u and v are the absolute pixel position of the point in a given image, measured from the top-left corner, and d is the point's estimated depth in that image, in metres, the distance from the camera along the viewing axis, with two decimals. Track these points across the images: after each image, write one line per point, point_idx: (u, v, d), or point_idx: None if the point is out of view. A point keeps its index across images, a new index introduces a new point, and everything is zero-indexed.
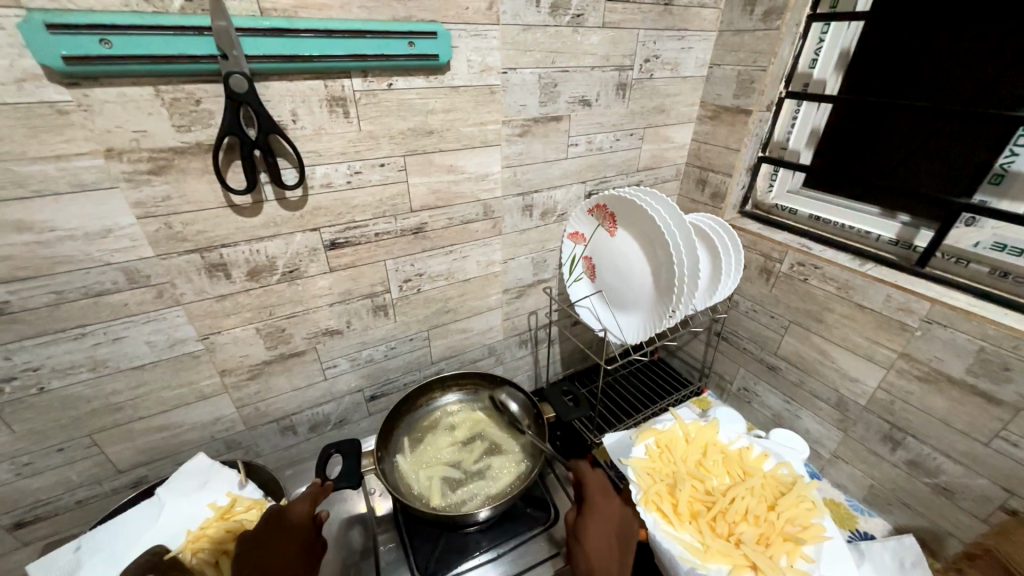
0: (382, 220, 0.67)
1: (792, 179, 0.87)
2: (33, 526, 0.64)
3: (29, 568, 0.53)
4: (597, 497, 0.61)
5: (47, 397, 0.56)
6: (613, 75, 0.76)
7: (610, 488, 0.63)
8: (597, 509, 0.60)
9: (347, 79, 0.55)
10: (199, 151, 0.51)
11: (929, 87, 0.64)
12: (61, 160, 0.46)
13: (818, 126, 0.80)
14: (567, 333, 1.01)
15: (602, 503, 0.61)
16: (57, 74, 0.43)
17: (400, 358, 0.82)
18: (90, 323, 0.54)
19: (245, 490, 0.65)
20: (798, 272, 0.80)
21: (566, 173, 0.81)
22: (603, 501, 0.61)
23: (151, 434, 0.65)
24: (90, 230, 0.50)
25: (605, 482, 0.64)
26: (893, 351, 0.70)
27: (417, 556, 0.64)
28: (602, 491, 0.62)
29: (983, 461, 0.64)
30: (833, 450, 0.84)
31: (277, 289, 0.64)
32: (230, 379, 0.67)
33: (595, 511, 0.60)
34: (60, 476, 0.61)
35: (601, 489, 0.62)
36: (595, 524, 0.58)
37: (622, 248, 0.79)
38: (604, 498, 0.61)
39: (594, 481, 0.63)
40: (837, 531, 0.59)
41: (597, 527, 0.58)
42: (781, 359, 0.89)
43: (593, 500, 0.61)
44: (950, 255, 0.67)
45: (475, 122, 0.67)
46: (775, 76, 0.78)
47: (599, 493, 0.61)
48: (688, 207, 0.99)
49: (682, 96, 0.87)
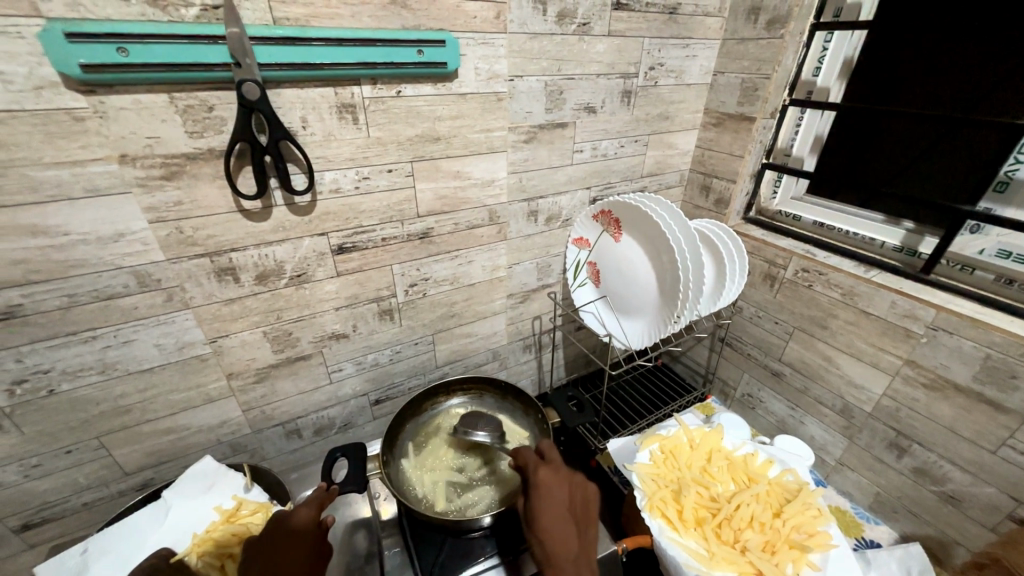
0: (389, 225, 0.67)
1: (795, 186, 0.87)
2: (39, 528, 0.64)
3: (38, 569, 0.53)
4: (539, 476, 0.58)
5: (57, 399, 0.56)
6: (618, 83, 0.77)
7: (554, 462, 0.61)
8: (540, 487, 0.57)
9: (356, 87, 0.56)
10: (211, 157, 0.52)
11: (931, 96, 0.65)
12: (77, 166, 0.46)
13: (822, 133, 0.81)
14: (571, 337, 1.01)
15: (546, 477, 0.58)
16: (74, 82, 0.43)
17: (405, 363, 0.83)
18: (101, 326, 0.55)
19: (250, 493, 0.65)
20: (803, 278, 0.80)
21: (571, 179, 0.82)
22: (546, 475, 0.58)
23: (158, 436, 0.65)
24: (103, 235, 0.50)
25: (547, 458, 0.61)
26: (899, 358, 0.70)
27: (422, 561, 0.63)
28: (542, 467, 0.59)
29: (990, 469, 0.63)
30: (839, 457, 0.84)
31: (284, 293, 0.65)
32: (236, 383, 0.68)
33: (540, 490, 0.57)
34: (67, 478, 0.62)
35: (540, 466, 0.60)
36: (541, 504, 0.55)
37: (627, 254, 0.79)
38: (547, 473, 0.58)
39: (534, 462, 0.60)
40: (844, 538, 0.59)
41: (544, 506, 0.55)
42: (785, 366, 0.89)
43: (536, 480, 0.58)
44: (955, 262, 0.67)
45: (482, 129, 0.68)
46: (779, 84, 0.79)
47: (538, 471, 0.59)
48: (692, 212, 0.99)
49: (686, 103, 0.87)
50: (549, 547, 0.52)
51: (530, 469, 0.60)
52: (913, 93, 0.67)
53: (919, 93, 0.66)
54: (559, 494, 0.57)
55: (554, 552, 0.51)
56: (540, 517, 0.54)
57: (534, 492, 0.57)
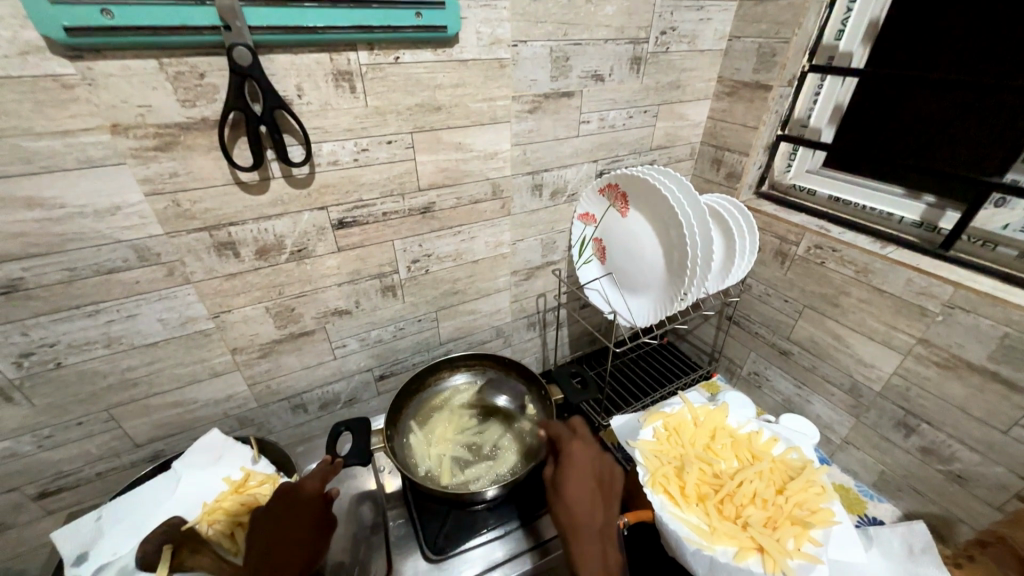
0: (389, 199, 0.66)
1: (811, 159, 0.84)
2: (57, 496, 0.66)
3: (54, 535, 0.55)
4: (570, 448, 0.59)
5: (64, 372, 0.57)
6: (628, 49, 0.73)
7: (586, 436, 0.61)
8: (571, 458, 0.58)
9: (352, 53, 0.54)
10: (204, 127, 0.50)
11: (961, 58, 0.61)
12: (68, 136, 0.45)
13: (842, 102, 0.77)
14: (576, 315, 1.01)
15: (578, 449, 0.59)
16: (60, 47, 0.42)
17: (408, 339, 0.82)
18: (104, 300, 0.55)
19: (258, 465, 0.67)
20: (815, 255, 0.78)
21: (577, 151, 0.79)
22: (578, 447, 0.59)
23: (166, 409, 0.66)
24: (99, 207, 0.50)
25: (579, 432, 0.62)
26: (911, 336, 0.68)
27: (426, 532, 0.64)
28: (574, 440, 0.60)
29: (1000, 449, 0.62)
30: (845, 436, 0.83)
31: (286, 268, 0.64)
32: (241, 358, 0.68)
33: (571, 460, 0.58)
34: (80, 449, 0.63)
35: (574, 438, 0.60)
36: (571, 474, 0.56)
37: (634, 230, 0.77)
38: (579, 445, 0.59)
39: (566, 434, 0.61)
40: (845, 515, 0.59)
41: (573, 476, 0.56)
42: (793, 344, 0.87)
43: (568, 451, 0.58)
44: (977, 238, 0.65)
45: (484, 98, 0.66)
46: (799, 48, 0.74)
47: (571, 443, 0.59)
48: (702, 187, 0.96)
49: (699, 71, 0.83)
50: (575, 517, 0.53)
51: (562, 440, 0.60)
52: (942, 56, 0.63)
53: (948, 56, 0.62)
54: (588, 467, 0.57)
55: (579, 522, 0.52)
56: (568, 487, 0.55)
57: (565, 461, 0.58)
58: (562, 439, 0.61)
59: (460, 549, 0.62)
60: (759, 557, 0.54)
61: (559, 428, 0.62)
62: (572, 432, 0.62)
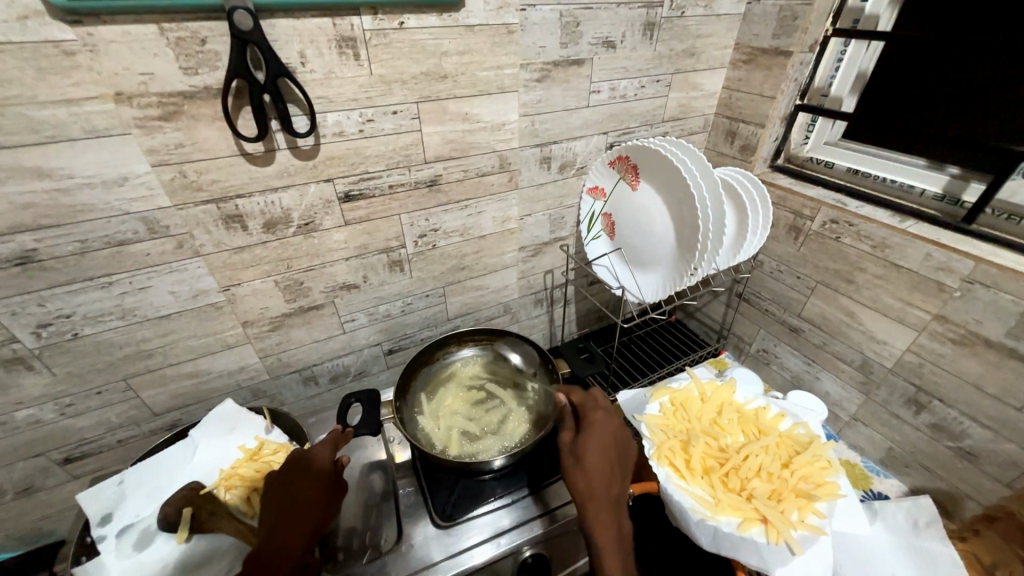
0: (395, 171, 0.65)
1: (831, 130, 0.81)
2: (81, 462, 0.69)
3: (79, 497, 0.58)
4: (594, 418, 0.59)
5: (81, 342, 0.58)
6: (641, 13, 0.70)
7: (608, 408, 0.62)
8: (595, 427, 0.58)
9: (356, 18, 0.52)
10: (207, 96, 0.50)
11: (998, 19, 0.57)
12: (72, 105, 0.45)
13: (865, 70, 0.74)
14: (583, 292, 1.00)
15: (601, 420, 0.59)
16: (59, 12, 0.41)
17: (416, 314, 0.83)
18: (116, 272, 0.55)
19: (270, 435, 0.68)
20: (830, 230, 0.76)
21: (587, 123, 0.77)
22: (601, 418, 0.59)
23: (181, 380, 0.68)
24: (107, 178, 0.50)
25: (602, 403, 0.62)
26: (927, 312, 0.67)
27: (435, 500, 0.66)
28: (598, 411, 0.60)
29: (1012, 426, 0.62)
30: (853, 413, 0.83)
31: (293, 241, 0.64)
32: (252, 331, 0.69)
33: (594, 429, 0.58)
34: (101, 417, 0.65)
35: (598, 409, 0.60)
36: (593, 443, 0.57)
37: (644, 204, 0.76)
38: (603, 417, 0.59)
39: (590, 404, 0.62)
40: (851, 489, 0.59)
41: (595, 445, 0.56)
42: (804, 322, 0.86)
43: (591, 420, 0.59)
44: (1001, 211, 0.62)
45: (491, 66, 0.64)
46: (822, 11, 0.71)
47: (596, 414, 0.60)
48: (715, 161, 0.94)
49: (715, 37, 0.80)
50: (593, 483, 0.53)
51: (586, 410, 0.61)
52: (977, 18, 0.59)
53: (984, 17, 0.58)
54: (610, 438, 0.58)
55: (598, 489, 0.53)
56: (589, 455, 0.55)
57: (588, 429, 0.58)
58: (585, 408, 0.61)
59: (468, 516, 0.64)
60: (763, 529, 0.55)
61: (581, 399, 0.63)
62: (596, 403, 0.62)
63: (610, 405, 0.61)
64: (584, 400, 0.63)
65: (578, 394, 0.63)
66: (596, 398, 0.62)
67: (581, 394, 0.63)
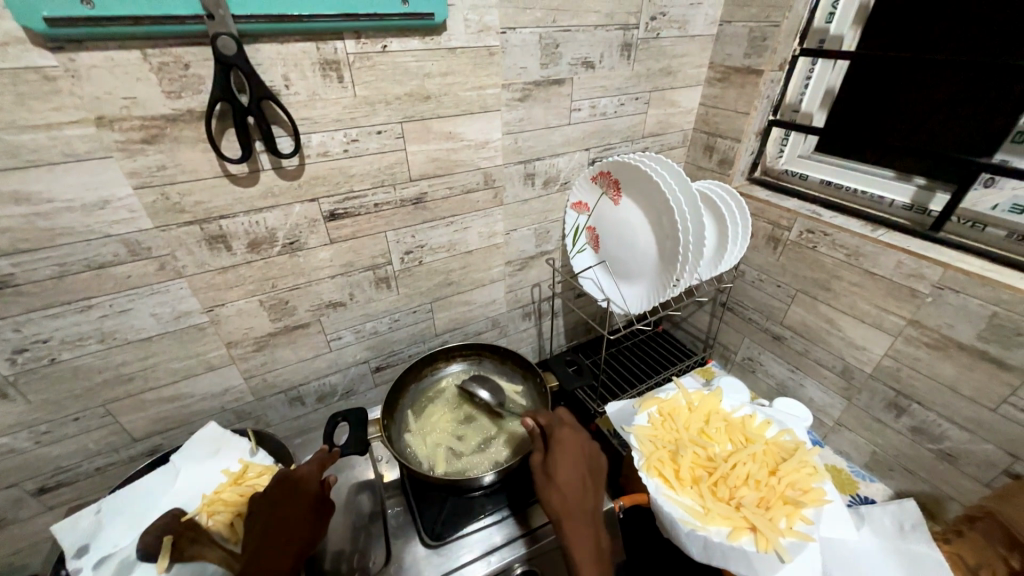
0: (381, 190, 0.66)
1: (803, 144, 0.84)
2: (56, 492, 0.67)
3: (54, 529, 0.55)
4: (562, 435, 0.59)
5: (59, 368, 0.57)
6: (618, 35, 0.73)
7: (574, 424, 0.62)
8: (563, 445, 0.58)
9: (339, 42, 0.53)
10: (191, 119, 0.50)
11: (954, 39, 0.61)
12: (52, 129, 0.45)
13: (833, 86, 0.77)
14: (570, 305, 1.01)
15: (569, 436, 0.59)
16: (40, 38, 0.41)
17: (404, 331, 0.83)
18: (96, 295, 0.54)
19: (255, 457, 0.67)
20: (807, 239, 0.78)
21: (569, 140, 0.79)
22: (568, 435, 0.59)
23: (163, 404, 0.67)
24: (87, 202, 0.49)
25: (568, 420, 0.62)
26: (902, 318, 0.69)
27: (424, 519, 0.65)
28: (564, 428, 0.60)
29: (987, 426, 0.63)
30: (837, 418, 0.84)
31: (278, 261, 0.64)
32: (236, 351, 0.68)
33: (562, 446, 0.58)
34: (78, 444, 0.64)
35: (564, 426, 0.61)
36: (563, 461, 0.57)
37: (626, 217, 0.78)
38: (570, 434, 0.60)
39: (556, 422, 0.62)
40: (837, 494, 0.60)
41: (565, 463, 0.56)
42: (786, 329, 0.88)
43: (559, 437, 0.59)
44: (966, 219, 0.65)
45: (474, 87, 0.65)
46: (790, 32, 0.74)
47: (563, 431, 0.60)
48: (695, 174, 0.96)
49: (690, 57, 0.83)
50: (567, 503, 0.53)
51: (553, 428, 0.61)
52: (935, 39, 0.63)
53: (941, 38, 0.62)
54: (579, 454, 0.58)
55: (573, 508, 0.53)
56: (561, 473, 0.55)
57: (557, 446, 0.58)
58: (552, 427, 0.61)
59: (458, 534, 0.63)
60: (752, 537, 0.55)
61: (548, 417, 0.63)
62: (561, 421, 0.62)
63: (574, 422, 0.62)
64: (549, 419, 0.63)
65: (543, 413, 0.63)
66: (561, 418, 0.63)
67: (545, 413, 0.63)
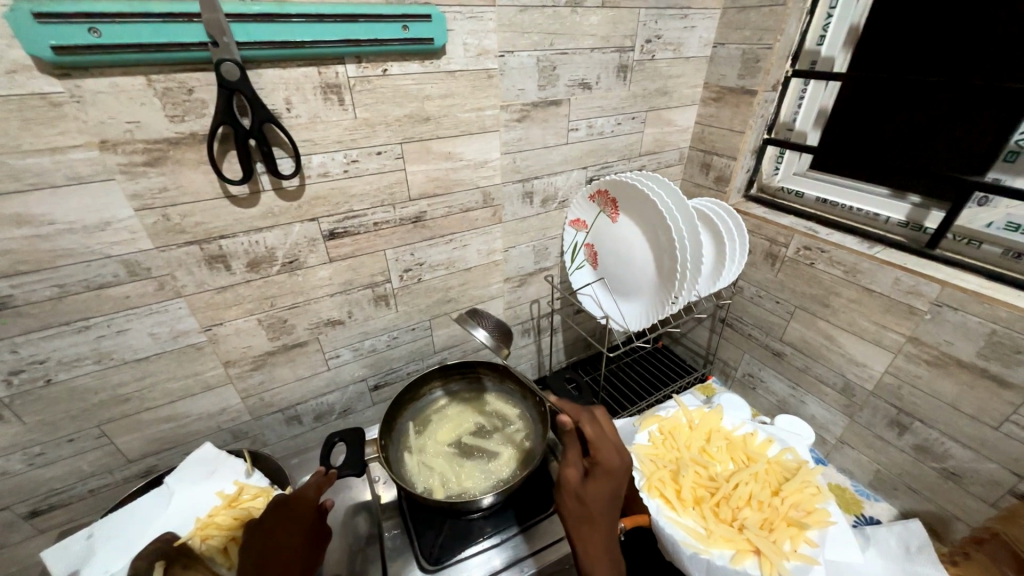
0: (380, 209, 0.66)
1: (798, 162, 0.86)
2: (47, 515, 0.65)
3: (43, 554, 0.55)
4: (608, 464, 0.53)
5: (55, 388, 0.56)
6: (614, 57, 0.75)
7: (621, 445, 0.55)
8: (604, 475, 0.53)
9: (341, 66, 0.54)
10: (193, 142, 0.51)
11: (947, 62, 0.61)
12: (57, 153, 0.46)
13: (825, 106, 0.78)
14: (569, 321, 1.01)
15: (614, 466, 0.53)
16: (48, 66, 0.42)
17: (402, 348, 0.82)
18: (94, 316, 0.54)
19: (251, 478, 0.66)
20: (804, 256, 0.78)
21: (566, 159, 0.80)
22: (614, 464, 0.53)
23: (160, 424, 0.66)
24: (89, 223, 0.50)
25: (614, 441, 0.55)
26: (901, 335, 0.69)
27: (422, 542, 0.64)
28: (611, 455, 0.54)
29: (991, 445, 0.63)
30: (839, 435, 0.84)
31: (277, 280, 0.64)
32: (233, 371, 0.68)
33: (601, 475, 0.53)
34: (71, 466, 0.63)
35: (614, 453, 0.54)
36: (596, 490, 0.53)
37: (622, 234, 0.79)
38: (618, 462, 0.53)
39: (602, 442, 0.55)
40: (841, 516, 0.59)
41: (600, 494, 0.52)
42: (785, 345, 0.88)
43: (602, 466, 0.53)
44: (962, 237, 0.65)
45: (473, 108, 0.66)
46: (781, 54, 0.76)
47: (612, 459, 0.53)
48: (691, 191, 0.97)
49: (685, 78, 0.85)
50: (591, 528, 0.52)
51: (598, 450, 0.54)
52: (931, 59, 0.63)
53: (935, 60, 0.63)
54: (616, 483, 0.53)
55: (594, 534, 0.52)
56: (593, 504, 0.52)
57: (596, 474, 0.53)
58: (599, 446, 0.54)
59: (456, 557, 0.62)
60: (756, 560, 0.54)
61: (592, 429, 0.56)
62: (606, 438, 0.55)
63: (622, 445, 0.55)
64: (596, 432, 0.56)
65: (590, 424, 0.56)
66: (607, 433, 0.56)
67: (593, 425, 0.56)
